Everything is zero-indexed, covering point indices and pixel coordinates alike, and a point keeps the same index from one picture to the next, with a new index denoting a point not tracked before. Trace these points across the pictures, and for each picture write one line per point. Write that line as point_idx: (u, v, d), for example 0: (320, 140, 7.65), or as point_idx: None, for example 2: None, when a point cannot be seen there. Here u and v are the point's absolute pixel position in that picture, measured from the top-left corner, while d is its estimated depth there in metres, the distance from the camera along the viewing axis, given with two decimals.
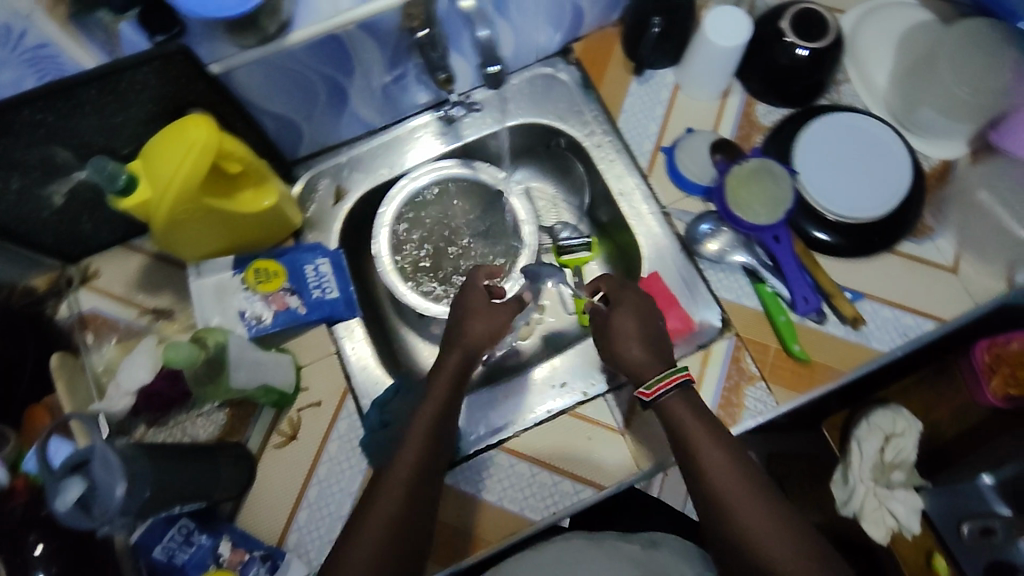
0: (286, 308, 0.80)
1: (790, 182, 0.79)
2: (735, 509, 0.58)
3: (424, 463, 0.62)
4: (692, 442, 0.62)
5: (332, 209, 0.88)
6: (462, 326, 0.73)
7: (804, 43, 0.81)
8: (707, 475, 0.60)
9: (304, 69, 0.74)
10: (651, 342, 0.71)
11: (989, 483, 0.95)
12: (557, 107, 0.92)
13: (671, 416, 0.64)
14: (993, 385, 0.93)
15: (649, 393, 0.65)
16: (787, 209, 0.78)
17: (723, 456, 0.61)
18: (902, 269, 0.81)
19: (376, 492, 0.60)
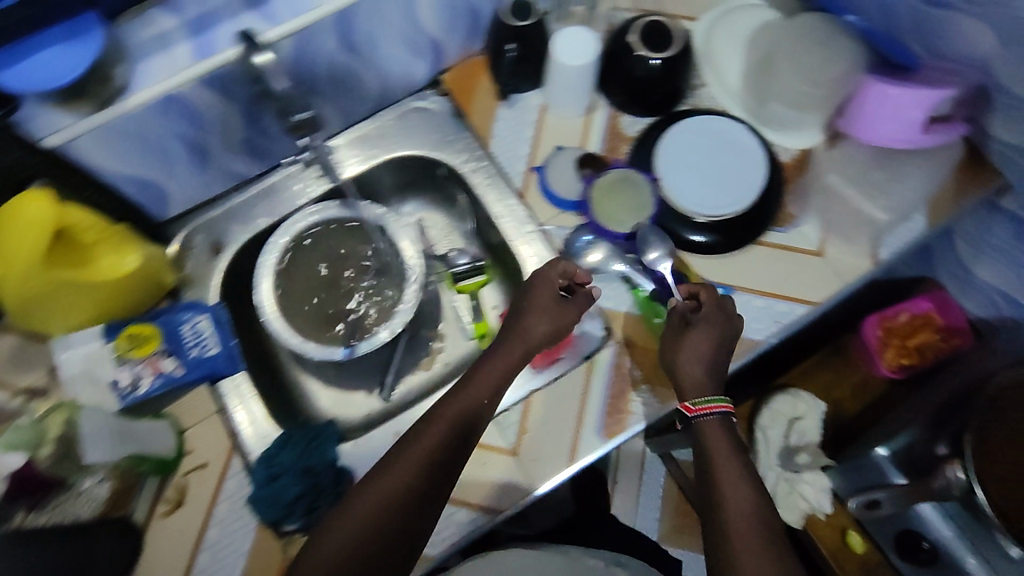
0: (161, 373, 0.78)
1: (648, 189, 0.83)
2: (737, 527, 0.62)
3: (434, 463, 0.63)
4: (719, 469, 0.66)
5: (209, 263, 0.87)
6: (525, 326, 0.76)
7: (653, 55, 0.84)
8: (722, 506, 0.64)
9: (154, 129, 0.73)
10: (716, 369, 0.73)
11: (885, 455, 0.91)
12: (431, 138, 0.93)
13: (706, 440, 0.69)
14: (888, 357, 1.00)
15: (690, 409, 0.71)
16: (650, 213, 0.82)
17: (747, 492, 0.64)
18: (769, 259, 0.84)
19: (395, 458, 0.64)
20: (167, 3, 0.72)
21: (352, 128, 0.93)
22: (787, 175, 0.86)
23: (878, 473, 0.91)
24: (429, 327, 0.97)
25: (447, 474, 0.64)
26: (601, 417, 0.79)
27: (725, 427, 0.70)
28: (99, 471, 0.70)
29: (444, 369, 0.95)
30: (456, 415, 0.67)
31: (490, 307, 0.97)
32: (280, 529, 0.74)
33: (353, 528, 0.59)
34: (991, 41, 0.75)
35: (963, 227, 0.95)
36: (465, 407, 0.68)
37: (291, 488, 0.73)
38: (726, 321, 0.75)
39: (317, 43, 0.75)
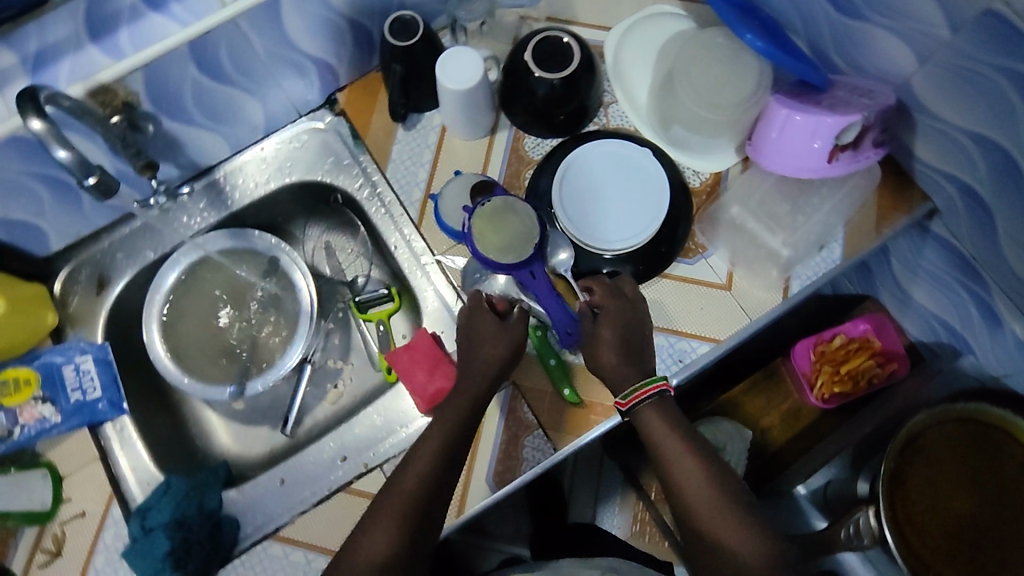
0: (37, 420, 0.77)
1: (533, 217, 0.76)
2: (692, 499, 0.63)
3: (418, 511, 0.63)
4: (664, 451, 0.66)
5: (95, 300, 0.84)
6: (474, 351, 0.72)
7: (549, 74, 0.79)
8: (685, 494, 0.64)
9: (5, 170, 0.69)
10: (632, 352, 0.71)
11: (804, 493, 0.93)
12: (325, 163, 0.89)
13: (646, 427, 0.68)
14: (820, 388, 0.90)
15: (623, 403, 0.68)
16: (537, 239, 0.75)
17: (694, 463, 0.65)
18: (673, 293, 0.79)
19: (386, 495, 0.64)
20: (6, 38, 0.67)
21: (244, 151, 0.89)
22: (699, 202, 0.82)
23: (799, 514, 0.93)
24: (336, 357, 0.92)
25: (432, 518, 0.64)
26: (492, 464, 0.76)
27: (664, 405, 0.68)
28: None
29: (350, 406, 0.89)
30: (432, 460, 0.66)
31: (399, 336, 0.90)
32: None
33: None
34: (908, 61, 0.68)
35: (898, 248, 0.84)
36: (438, 450, 0.67)
37: (163, 542, 0.71)
38: (635, 312, 0.73)
39: (175, 75, 0.71)
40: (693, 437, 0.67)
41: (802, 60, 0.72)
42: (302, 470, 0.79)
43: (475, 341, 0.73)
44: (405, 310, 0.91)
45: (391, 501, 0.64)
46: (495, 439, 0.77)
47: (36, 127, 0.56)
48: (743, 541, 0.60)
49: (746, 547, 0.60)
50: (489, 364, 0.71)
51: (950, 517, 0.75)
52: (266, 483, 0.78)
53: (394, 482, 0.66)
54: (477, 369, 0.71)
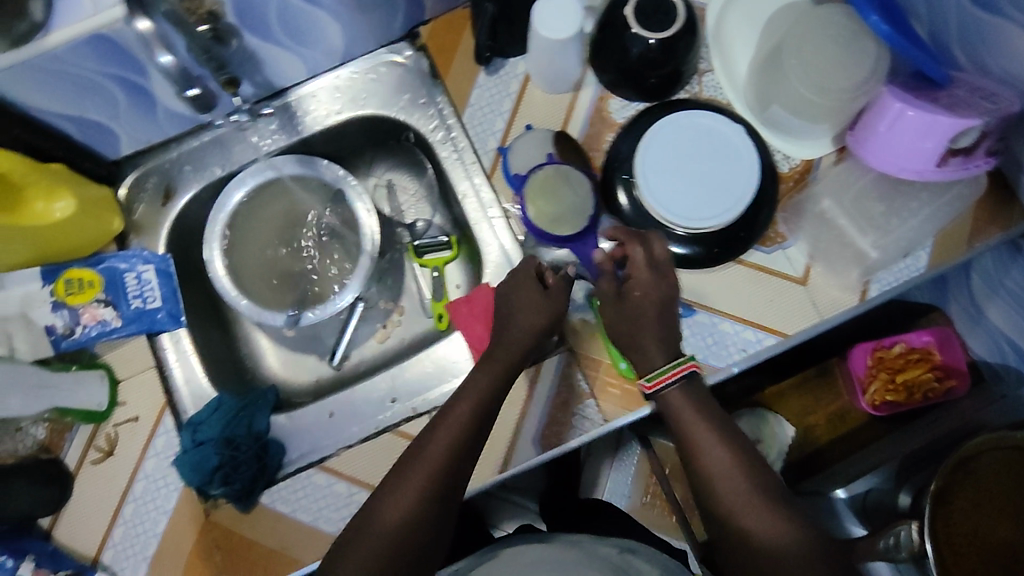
0: (98, 322, 0.77)
1: (586, 187, 0.75)
2: (723, 491, 0.59)
3: (446, 472, 0.62)
4: (693, 438, 0.62)
5: (160, 210, 0.84)
6: (509, 319, 0.71)
7: (648, 33, 0.75)
8: (718, 489, 0.60)
9: (80, 67, 0.67)
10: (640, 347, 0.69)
11: (843, 498, 0.88)
12: (400, 100, 0.87)
13: (675, 410, 0.64)
14: (871, 394, 0.89)
15: (648, 386, 0.66)
16: (588, 215, 0.75)
17: (725, 454, 0.61)
18: (748, 282, 0.76)
19: (416, 451, 0.63)
20: None
21: (321, 77, 0.87)
22: (785, 188, 0.78)
23: (833, 517, 0.88)
24: (388, 299, 0.92)
25: (461, 476, 0.63)
26: (540, 426, 0.76)
27: (700, 388, 0.65)
28: (37, 418, 0.75)
29: (398, 346, 0.90)
30: (469, 416, 0.65)
31: (453, 286, 0.90)
32: (205, 494, 0.74)
33: (378, 548, 0.58)
34: None
35: (983, 264, 0.80)
36: (470, 414, 0.65)
37: (211, 457, 0.73)
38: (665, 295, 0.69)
39: None
40: (727, 426, 0.63)
41: (925, 52, 0.67)
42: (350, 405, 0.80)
43: (512, 310, 0.72)
44: (461, 261, 0.90)
45: (420, 460, 0.62)
46: (542, 406, 0.76)
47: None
48: (786, 543, 0.56)
49: (786, 548, 0.56)
50: (525, 333, 0.70)
51: (988, 550, 0.73)
52: (313, 415, 0.79)
53: (419, 444, 0.64)
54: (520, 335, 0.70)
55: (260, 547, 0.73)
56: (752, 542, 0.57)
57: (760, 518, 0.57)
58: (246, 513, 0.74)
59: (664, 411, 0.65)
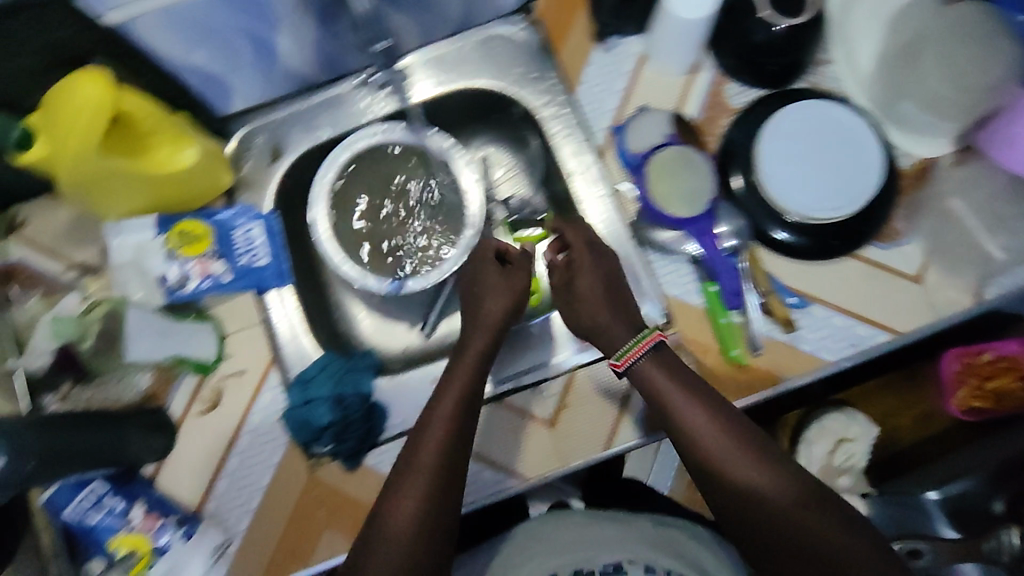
0: (209, 276, 0.78)
1: (708, 169, 0.75)
2: (711, 454, 0.60)
3: (442, 471, 0.62)
4: (670, 404, 0.63)
5: (267, 168, 0.84)
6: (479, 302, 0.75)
7: (780, 20, 0.74)
8: (711, 459, 0.59)
9: (218, 19, 0.66)
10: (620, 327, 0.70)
11: (935, 498, 0.90)
12: (512, 73, 0.85)
13: (649, 378, 0.65)
14: (960, 395, 0.89)
15: (619, 365, 0.67)
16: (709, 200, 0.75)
17: (703, 415, 0.61)
18: (863, 277, 0.78)
19: (407, 464, 0.63)
20: None
21: (432, 46, 0.86)
22: (905, 185, 0.79)
23: (923, 517, 0.89)
24: None
25: (456, 478, 0.63)
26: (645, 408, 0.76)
27: (666, 356, 0.66)
28: (144, 366, 0.76)
29: None
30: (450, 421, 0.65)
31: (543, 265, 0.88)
32: (309, 450, 0.76)
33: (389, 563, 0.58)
34: None
35: None
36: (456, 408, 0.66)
37: (324, 414, 0.75)
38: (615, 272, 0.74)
39: None
40: (699, 390, 0.63)
41: None
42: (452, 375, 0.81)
43: (481, 293, 0.76)
44: None
45: (413, 470, 0.62)
46: (589, 401, 0.77)
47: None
48: (789, 504, 0.56)
49: (788, 509, 0.56)
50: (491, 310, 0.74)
51: None
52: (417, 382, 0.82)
53: (415, 440, 0.65)
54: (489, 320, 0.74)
55: (366, 506, 0.75)
56: (750, 498, 0.57)
57: (752, 474, 0.58)
58: (353, 472, 0.76)
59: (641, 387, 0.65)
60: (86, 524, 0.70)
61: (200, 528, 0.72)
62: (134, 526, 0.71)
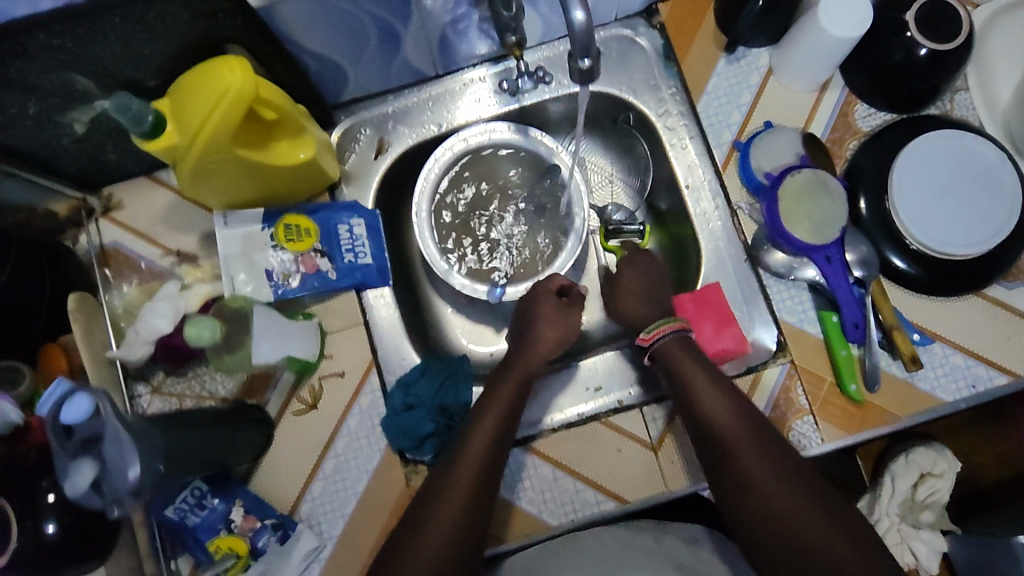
0: (316, 272, 0.75)
1: (843, 197, 0.72)
2: (726, 440, 0.64)
3: (476, 490, 0.63)
4: (691, 386, 0.68)
5: (371, 162, 0.82)
6: (532, 328, 0.77)
7: (927, 43, 0.71)
8: (721, 441, 0.64)
9: (356, 9, 0.63)
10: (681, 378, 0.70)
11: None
12: (629, 78, 0.82)
13: (670, 361, 0.70)
14: None
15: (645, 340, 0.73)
16: (839, 228, 0.72)
17: (721, 400, 0.66)
18: (985, 316, 0.75)
19: (443, 487, 0.63)
20: None
21: (548, 45, 0.83)
22: None
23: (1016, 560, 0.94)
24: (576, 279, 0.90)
25: (485, 510, 0.64)
26: None
27: (686, 344, 0.72)
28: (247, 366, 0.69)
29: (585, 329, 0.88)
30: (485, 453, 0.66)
31: None
32: (404, 456, 0.75)
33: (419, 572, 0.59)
34: None
35: None
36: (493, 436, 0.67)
37: (426, 424, 0.74)
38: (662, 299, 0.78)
39: None
40: (717, 379, 0.68)
41: None
42: (550, 384, 0.79)
43: (534, 319, 0.78)
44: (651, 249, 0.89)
45: (448, 494, 0.63)
46: None
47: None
48: (789, 496, 0.59)
49: (785, 496, 0.59)
50: (544, 336, 0.76)
51: None
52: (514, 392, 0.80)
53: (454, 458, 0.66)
54: (535, 351, 0.75)
55: None
56: (759, 490, 0.60)
57: (762, 467, 0.61)
58: None
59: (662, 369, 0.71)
60: (187, 523, 0.69)
61: (296, 530, 0.72)
62: (234, 528, 0.70)
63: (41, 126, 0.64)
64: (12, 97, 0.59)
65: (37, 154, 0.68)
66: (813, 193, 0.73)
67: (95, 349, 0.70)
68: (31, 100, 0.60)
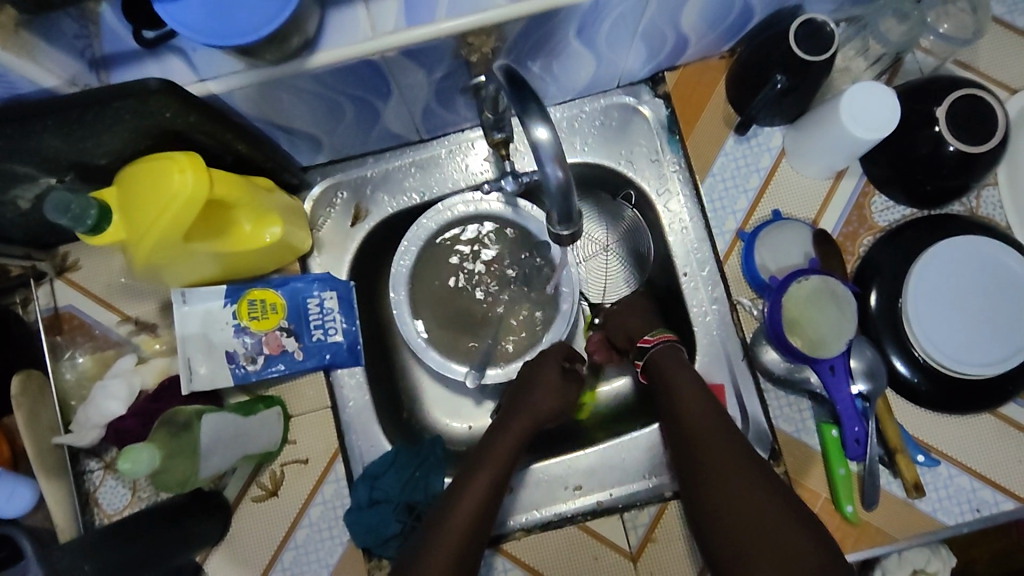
0: (281, 353, 0.70)
1: (854, 309, 0.66)
2: (714, 459, 0.63)
3: (471, 530, 0.62)
4: (684, 399, 0.68)
5: (347, 230, 0.76)
6: (528, 393, 0.73)
7: (955, 141, 0.64)
8: (712, 480, 0.62)
9: (328, 91, 0.57)
10: (682, 446, 0.66)
11: None
12: (631, 151, 0.77)
13: (673, 390, 0.69)
14: None
15: (649, 341, 0.74)
16: (847, 342, 0.66)
17: (711, 417, 0.66)
18: (997, 435, 0.70)
19: (440, 525, 0.62)
20: None
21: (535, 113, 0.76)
22: None
23: None
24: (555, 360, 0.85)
25: (471, 563, 0.61)
26: None
27: (682, 359, 0.72)
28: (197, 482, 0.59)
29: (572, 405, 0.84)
30: (485, 496, 0.64)
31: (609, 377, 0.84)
32: (370, 551, 0.70)
33: None
34: None
35: None
36: (498, 475, 0.66)
37: (393, 523, 0.70)
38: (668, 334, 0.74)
39: (553, 26, 0.56)
40: (719, 415, 0.66)
41: None
42: (531, 479, 0.74)
43: (534, 385, 0.73)
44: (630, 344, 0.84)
45: (442, 531, 0.62)
46: (680, 537, 0.70)
47: (544, 138, 0.42)
48: (780, 525, 0.57)
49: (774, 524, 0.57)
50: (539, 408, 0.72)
51: None
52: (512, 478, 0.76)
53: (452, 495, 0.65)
54: (528, 412, 0.71)
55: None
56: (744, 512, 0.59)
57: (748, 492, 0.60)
58: None
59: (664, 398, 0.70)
60: None
61: None
62: None
63: None
64: None
65: None
66: (821, 300, 0.68)
67: (41, 432, 0.66)
68: None
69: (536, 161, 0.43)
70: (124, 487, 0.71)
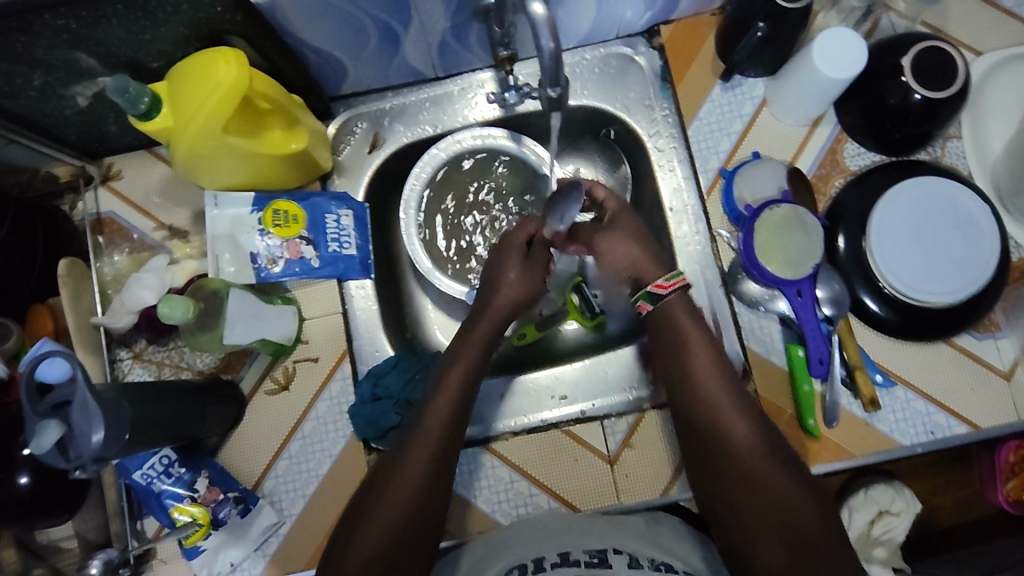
0: (299, 258, 0.76)
1: (819, 235, 0.73)
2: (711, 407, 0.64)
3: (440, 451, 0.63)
4: (688, 342, 0.67)
5: (365, 155, 0.83)
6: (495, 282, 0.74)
7: (920, 89, 0.71)
8: (714, 432, 0.63)
9: (357, 10, 0.65)
10: (683, 389, 0.67)
11: None
12: (627, 97, 0.84)
13: (675, 333, 0.68)
14: (1008, 487, 0.86)
15: (662, 288, 0.69)
16: (814, 265, 0.72)
17: (711, 361, 0.67)
18: (952, 365, 0.76)
19: (405, 449, 0.63)
20: None
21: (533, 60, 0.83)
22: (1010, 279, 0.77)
23: None
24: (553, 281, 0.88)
25: (441, 488, 0.62)
26: None
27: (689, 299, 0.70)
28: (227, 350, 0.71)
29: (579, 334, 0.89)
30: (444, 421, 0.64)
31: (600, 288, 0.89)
32: (369, 444, 0.77)
33: (386, 527, 0.59)
34: None
35: None
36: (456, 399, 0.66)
37: (392, 417, 0.75)
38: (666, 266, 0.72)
39: None
40: (728, 367, 0.67)
41: None
42: (487, 396, 0.81)
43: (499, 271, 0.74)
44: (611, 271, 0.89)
45: (406, 460, 0.62)
46: (654, 446, 0.76)
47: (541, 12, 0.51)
48: (770, 470, 0.60)
49: (766, 470, 0.60)
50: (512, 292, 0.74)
51: None
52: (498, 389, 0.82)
53: (430, 395, 0.67)
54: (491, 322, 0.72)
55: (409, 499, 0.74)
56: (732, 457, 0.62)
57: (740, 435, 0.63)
58: None
59: (672, 345, 0.68)
60: (154, 487, 0.72)
61: (258, 505, 0.74)
62: (198, 496, 0.72)
63: (45, 97, 0.67)
64: (17, 68, 0.61)
65: (39, 122, 0.71)
66: (791, 228, 0.74)
67: (82, 313, 0.74)
68: (37, 72, 0.62)
69: (535, 35, 0.53)
70: (150, 374, 0.78)
